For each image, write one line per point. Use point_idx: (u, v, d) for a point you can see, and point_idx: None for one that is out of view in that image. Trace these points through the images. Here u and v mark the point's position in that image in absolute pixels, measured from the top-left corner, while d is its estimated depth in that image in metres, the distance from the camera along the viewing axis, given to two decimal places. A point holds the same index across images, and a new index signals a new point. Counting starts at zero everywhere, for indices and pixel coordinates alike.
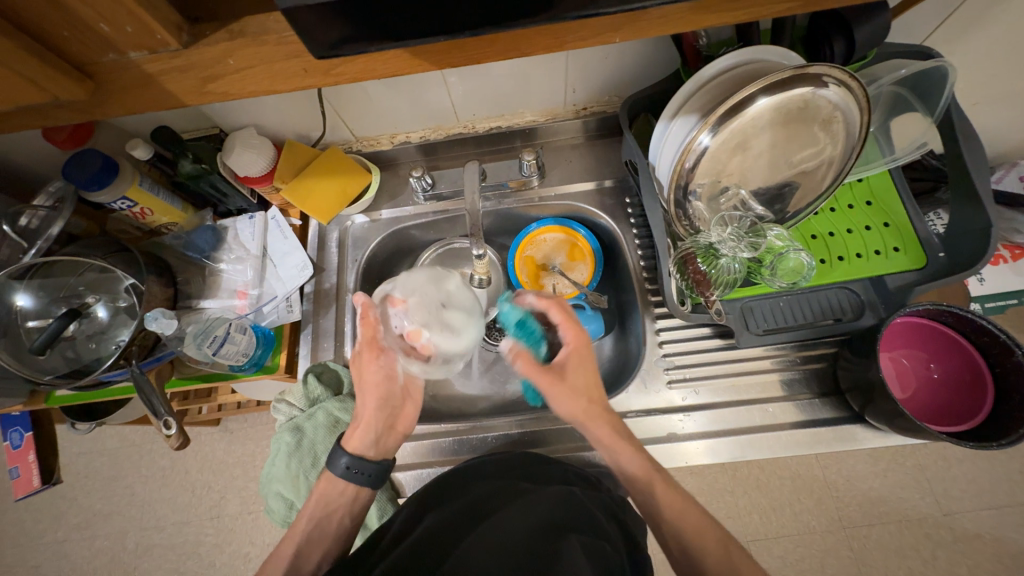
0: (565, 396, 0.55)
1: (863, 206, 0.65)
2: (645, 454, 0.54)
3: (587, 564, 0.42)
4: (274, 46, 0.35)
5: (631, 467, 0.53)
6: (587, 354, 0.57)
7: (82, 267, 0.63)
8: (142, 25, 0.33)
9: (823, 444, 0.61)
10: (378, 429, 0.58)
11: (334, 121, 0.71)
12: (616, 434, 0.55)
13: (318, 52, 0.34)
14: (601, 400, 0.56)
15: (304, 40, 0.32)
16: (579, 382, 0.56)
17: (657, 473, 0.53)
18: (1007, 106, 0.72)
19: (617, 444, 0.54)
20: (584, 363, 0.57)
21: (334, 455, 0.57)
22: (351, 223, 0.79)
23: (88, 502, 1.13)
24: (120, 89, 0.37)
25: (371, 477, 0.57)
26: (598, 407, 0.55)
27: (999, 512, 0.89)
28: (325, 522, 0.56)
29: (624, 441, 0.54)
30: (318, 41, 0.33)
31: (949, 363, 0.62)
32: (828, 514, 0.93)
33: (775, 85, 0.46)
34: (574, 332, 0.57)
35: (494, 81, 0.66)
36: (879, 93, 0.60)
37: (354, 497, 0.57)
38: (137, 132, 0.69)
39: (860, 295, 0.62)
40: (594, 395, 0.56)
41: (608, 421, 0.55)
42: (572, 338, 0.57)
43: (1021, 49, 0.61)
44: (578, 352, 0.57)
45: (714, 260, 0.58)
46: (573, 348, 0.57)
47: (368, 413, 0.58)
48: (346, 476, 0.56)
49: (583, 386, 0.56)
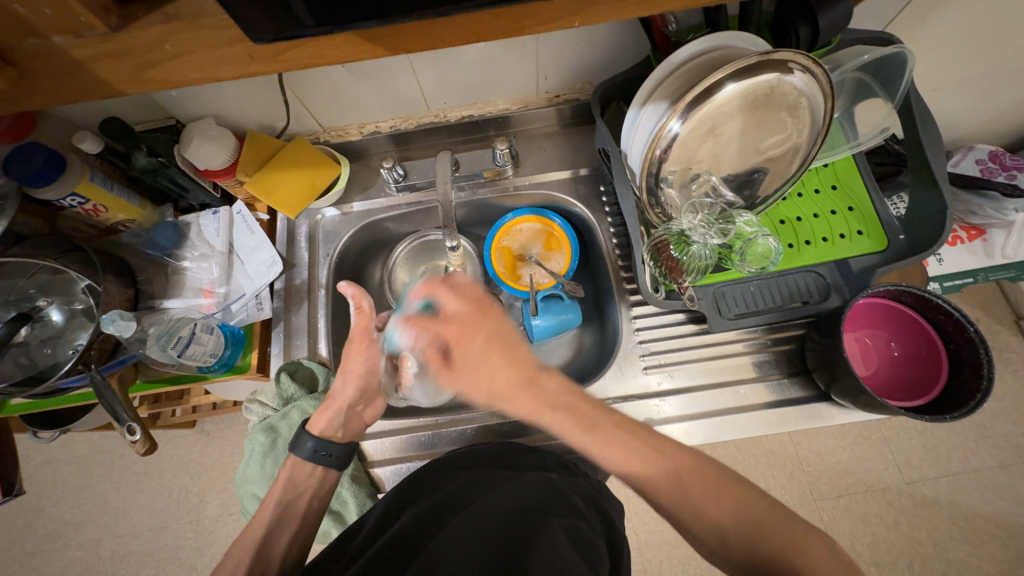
0: (463, 385, 0.52)
1: (829, 190, 0.67)
2: (575, 413, 0.48)
3: (568, 546, 0.43)
4: (211, 30, 0.34)
5: (563, 431, 0.48)
6: (472, 341, 0.52)
7: (30, 269, 0.59)
8: (64, 7, 0.31)
9: (793, 423, 0.63)
10: (347, 413, 0.59)
11: (299, 110, 0.69)
12: (533, 409, 0.49)
13: (261, 34, 0.32)
14: (506, 378, 0.50)
15: (240, 18, 0.31)
16: (469, 370, 0.52)
17: (588, 432, 0.47)
18: (963, 92, 0.75)
19: (539, 414, 0.49)
20: (469, 350, 0.52)
21: (300, 439, 0.56)
22: (321, 217, 0.77)
23: (57, 512, 1.09)
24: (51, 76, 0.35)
25: (338, 458, 0.57)
26: (502, 389, 0.50)
27: (954, 478, 0.95)
28: (294, 503, 0.55)
29: (542, 409, 0.49)
30: (257, 22, 0.31)
31: (907, 340, 0.64)
32: (801, 488, 0.97)
33: (743, 71, 0.46)
34: (448, 329, 0.54)
35: (464, 68, 0.64)
36: (843, 79, 0.61)
37: (320, 479, 0.57)
38: (84, 123, 0.65)
39: (826, 278, 0.64)
40: (496, 378, 0.50)
41: (519, 399, 0.50)
42: (448, 334, 0.54)
43: (974, 36, 0.63)
44: (458, 343, 0.53)
45: (685, 247, 0.59)
46: (452, 341, 0.53)
47: (342, 398, 0.58)
48: (312, 458, 0.56)
49: (476, 375, 0.51)
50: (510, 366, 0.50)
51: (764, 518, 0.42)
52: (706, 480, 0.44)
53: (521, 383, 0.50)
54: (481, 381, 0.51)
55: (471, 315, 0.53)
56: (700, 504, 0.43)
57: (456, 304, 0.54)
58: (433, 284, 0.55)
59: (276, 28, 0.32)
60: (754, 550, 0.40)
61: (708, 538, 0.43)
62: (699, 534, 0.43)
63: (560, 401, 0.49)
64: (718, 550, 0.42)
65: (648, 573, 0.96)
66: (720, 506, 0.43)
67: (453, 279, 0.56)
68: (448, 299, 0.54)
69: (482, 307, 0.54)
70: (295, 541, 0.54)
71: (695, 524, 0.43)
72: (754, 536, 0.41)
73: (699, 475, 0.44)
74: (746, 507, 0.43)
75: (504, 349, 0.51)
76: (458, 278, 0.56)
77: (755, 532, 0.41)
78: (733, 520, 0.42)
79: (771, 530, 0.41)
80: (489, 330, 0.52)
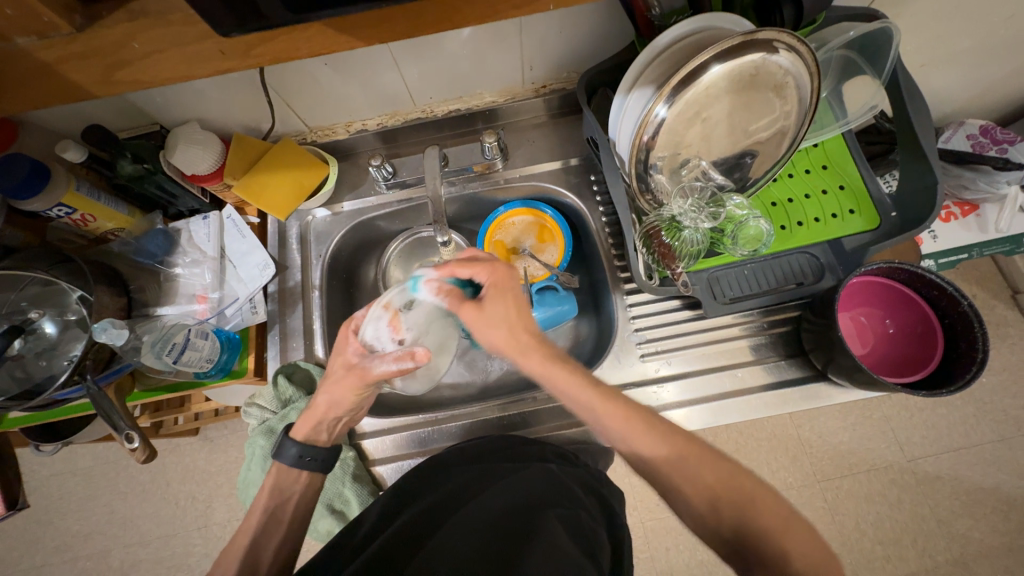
0: (483, 329, 0.51)
1: (820, 170, 0.67)
2: (586, 376, 0.48)
3: (565, 534, 0.43)
4: (179, 26, 0.34)
5: (573, 390, 0.48)
6: (509, 286, 0.53)
7: (22, 281, 0.59)
8: (26, 8, 0.31)
9: (791, 404, 0.63)
10: (328, 422, 0.57)
11: (284, 111, 0.68)
12: (547, 366, 0.49)
13: (228, 27, 0.32)
14: (530, 328, 0.51)
15: (205, 12, 0.31)
16: (497, 310, 0.51)
17: (596, 391, 0.47)
18: (951, 66, 0.74)
19: (555, 371, 0.49)
20: (506, 292, 0.52)
21: (283, 445, 0.56)
22: (312, 218, 0.76)
23: (65, 524, 1.10)
24: (15, 82, 0.35)
25: (325, 462, 0.56)
26: (524, 338, 0.50)
27: (956, 453, 0.95)
28: (281, 499, 0.55)
29: (558, 365, 0.49)
30: (224, 13, 0.31)
31: (902, 317, 0.64)
32: (804, 469, 0.97)
33: (728, 52, 0.45)
34: (488, 269, 0.53)
35: (448, 61, 0.64)
36: (829, 57, 0.60)
37: (307, 483, 0.57)
38: (67, 131, 0.65)
39: (819, 259, 0.63)
40: (520, 325, 0.51)
41: (538, 350, 0.50)
42: (488, 274, 0.53)
43: (961, 9, 0.63)
44: (496, 281, 0.53)
45: (677, 232, 0.60)
46: (492, 282, 0.53)
47: (318, 410, 0.56)
48: (298, 464, 0.55)
49: (504, 319, 0.51)
50: (530, 319, 0.52)
51: (754, 492, 0.42)
52: (696, 458, 0.44)
53: (541, 337, 0.51)
54: (506, 327, 0.51)
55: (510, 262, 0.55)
56: (694, 479, 0.43)
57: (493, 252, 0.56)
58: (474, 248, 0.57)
59: (244, 20, 0.32)
60: (744, 524, 0.41)
61: (700, 509, 0.43)
62: (690, 501, 0.43)
63: (574, 362, 0.50)
64: (707, 519, 0.43)
65: (655, 560, 0.97)
66: (713, 474, 0.43)
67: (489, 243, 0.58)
68: (485, 250, 0.56)
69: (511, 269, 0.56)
70: (284, 545, 0.54)
71: (687, 488, 0.43)
72: (743, 511, 0.41)
73: (693, 453, 0.44)
74: (736, 480, 0.43)
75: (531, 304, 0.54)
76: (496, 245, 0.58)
77: (744, 503, 0.41)
78: (723, 489, 0.42)
79: (761, 506, 0.41)
80: (520, 286, 0.54)
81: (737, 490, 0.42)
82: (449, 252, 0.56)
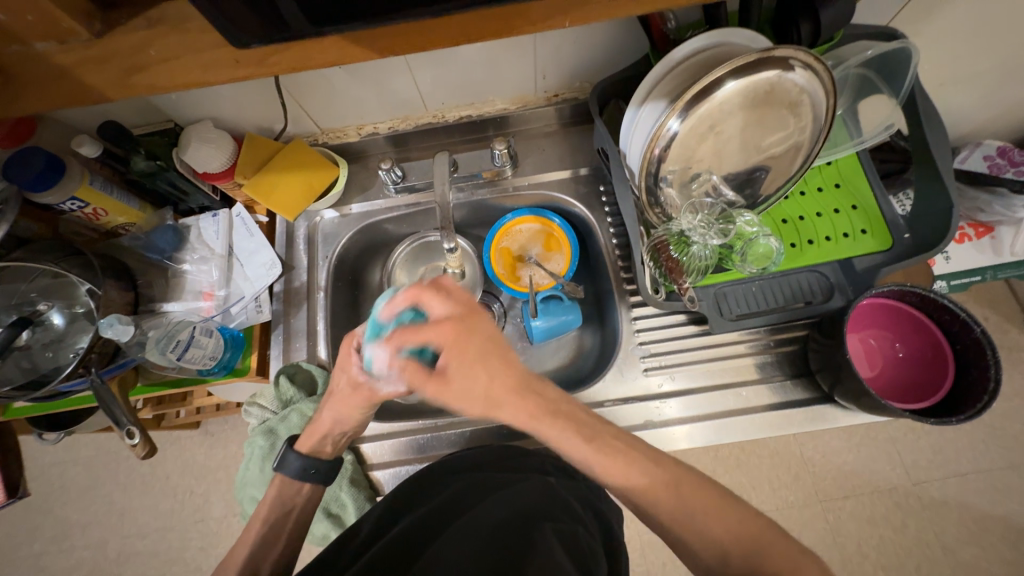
0: (455, 398, 0.44)
1: (832, 188, 0.66)
2: (576, 424, 0.45)
3: (560, 550, 0.42)
4: (195, 34, 0.35)
5: (562, 443, 0.45)
6: (469, 344, 0.43)
7: (33, 272, 0.59)
8: (45, 13, 0.32)
9: (795, 425, 0.62)
10: (335, 435, 0.57)
11: (297, 112, 0.69)
12: (533, 415, 0.44)
13: (243, 34, 0.33)
14: (504, 383, 0.44)
15: (221, 20, 0.31)
16: (465, 378, 0.43)
17: (590, 443, 0.45)
18: (971, 86, 0.73)
19: (539, 423, 0.44)
20: (467, 355, 0.43)
21: (285, 456, 0.56)
22: (320, 218, 0.76)
23: (65, 513, 1.10)
24: (26, 83, 0.35)
25: (325, 474, 0.57)
26: (501, 400, 0.43)
27: (964, 478, 0.93)
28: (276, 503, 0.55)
29: (544, 414, 0.44)
30: (240, 21, 0.32)
31: (913, 342, 0.63)
32: (806, 488, 0.96)
33: (744, 69, 0.45)
34: (438, 331, 0.43)
35: (461, 67, 0.64)
36: (846, 75, 0.59)
37: (308, 496, 0.57)
38: (84, 127, 0.65)
39: (830, 278, 0.63)
40: (494, 385, 0.43)
41: (516, 407, 0.44)
42: (440, 338, 0.43)
43: (982, 30, 0.62)
44: (454, 346, 0.43)
45: (685, 247, 0.59)
46: (446, 347, 0.43)
47: (324, 423, 0.56)
48: (301, 476, 0.56)
49: (477, 385, 0.43)
50: (510, 370, 0.44)
51: (766, 539, 0.42)
52: (698, 494, 0.44)
53: (522, 389, 0.44)
54: (482, 391, 0.43)
55: (466, 315, 0.44)
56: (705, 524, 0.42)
57: (445, 307, 0.44)
58: (420, 289, 0.45)
59: (259, 28, 0.33)
60: (754, 568, 0.40)
61: (698, 539, 0.42)
62: (697, 549, 0.42)
63: (561, 409, 0.45)
64: (715, 569, 0.41)
65: (651, 575, 0.96)
66: (722, 524, 0.42)
67: (440, 280, 0.46)
68: (434, 302, 0.45)
69: (468, 314, 0.45)
70: (278, 548, 0.54)
71: (697, 541, 0.42)
72: (752, 556, 0.40)
73: (700, 493, 0.44)
74: (744, 526, 0.42)
75: (504, 353, 0.44)
76: (449, 280, 0.46)
77: (755, 550, 0.41)
78: (734, 540, 0.42)
79: (768, 551, 0.40)
80: (483, 339, 0.44)
81: (745, 532, 0.42)
82: (394, 306, 0.47)
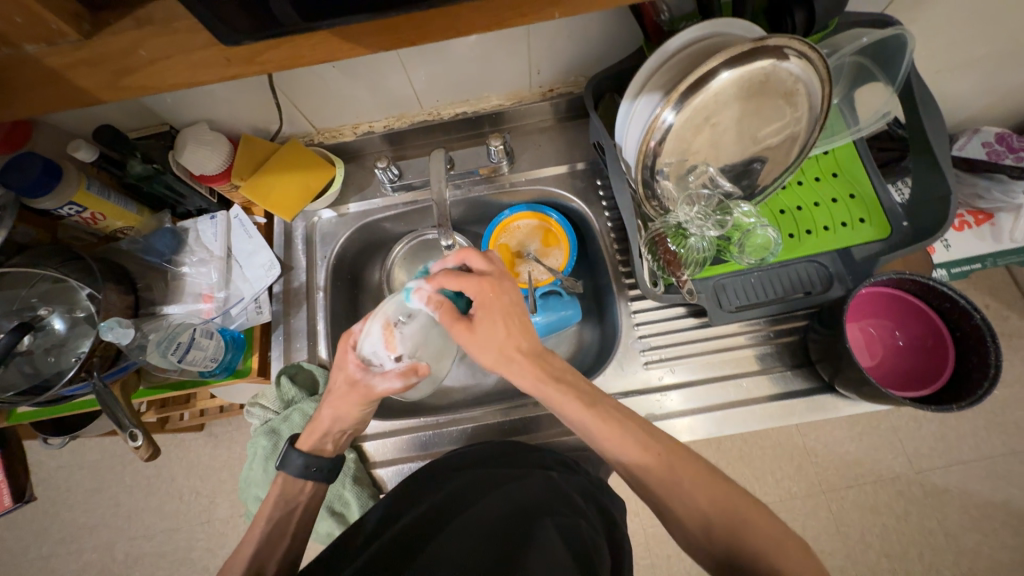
0: (474, 346, 0.50)
1: (829, 178, 0.66)
2: (578, 391, 0.49)
3: (561, 544, 0.42)
4: (184, 34, 0.34)
5: (565, 408, 0.48)
6: (497, 302, 0.51)
7: (32, 278, 0.60)
8: (34, 15, 0.31)
9: (796, 415, 0.63)
10: (335, 433, 0.58)
11: (292, 113, 0.69)
12: (538, 380, 0.49)
13: (234, 33, 0.32)
14: (519, 343, 0.50)
15: (211, 20, 0.31)
16: (487, 329, 0.50)
17: (590, 408, 0.47)
18: (968, 73, 0.73)
19: (543, 388, 0.49)
20: (495, 312, 0.50)
21: (288, 455, 0.56)
22: (318, 218, 0.77)
23: (72, 516, 1.11)
24: (19, 86, 0.35)
25: (328, 471, 0.57)
26: (513, 356, 0.50)
27: (967, 466, 0.94)
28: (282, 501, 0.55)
29: (547, 381, 0.49)
30: (230, 20, 0.31)
31: (912, 329, 0.63)
32: (809, 478, 0.96)
33: (738, 59, 0.45)
34: (476, 285, 0.51)
35: (455, 64, 0.64)
36: (841, 64, 0.59)
37: (312, 493, 0.57)
38: (79, 131, 0.65)
39: (828, 267, 0.63)
40: (510, 341, 0.50)
41: (526, 366, 0.50)
42: (475, 291, 0.51)
43: (979, 15, 0.62)
44: (484, 301, 0.50)
45: (683, 239, 0.59)
46: (479, 300, 0.50)
47: (322, 422, 0.57)
48: (304, 475, 0.56)
49: (495, 336, 0.50)
50: (527, 334, 0.51)
51: (749, 511, 0.42)
52: (686, 472, 0.44)
53: (534, 353, 0.50)
54: (498, 343, 0.50)
55: (499, 279, 0.52)
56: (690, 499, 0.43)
57: (485, 265, 0.52)
58: (467, 251, 0.53)
59: (247, 25, 0.32)
60: (736, 542, 0.40)
61: (698, 530, 0.42)
62: (688, 531, 0.43)
63: (565, 378, 0.50)
64: (704, 548, 0.42)
65: (655, 567, 0.96)
66: (708, 496, 0.43)
67: (489, 250, 0.55)
68: (477, 260, 0.52)
69: (502, 279, 0.52)
70: (283, 546, 0.54)
71: (684, 514, 0.43)
72: (737, 533, 0.40)
73: (691, 468, 0.44)
74: (730, 501, 0.42)
75: (524, 319, 0.51)
76: (494, 251, 0.55)
77: (739, 524, 0.41)
78: (716, 511, 0.42)
79: (754, 526, 0.41)
80: (509, 302, 0.51)
81: (728, 503, 0.42)
82: (444, 263, 0.55)
